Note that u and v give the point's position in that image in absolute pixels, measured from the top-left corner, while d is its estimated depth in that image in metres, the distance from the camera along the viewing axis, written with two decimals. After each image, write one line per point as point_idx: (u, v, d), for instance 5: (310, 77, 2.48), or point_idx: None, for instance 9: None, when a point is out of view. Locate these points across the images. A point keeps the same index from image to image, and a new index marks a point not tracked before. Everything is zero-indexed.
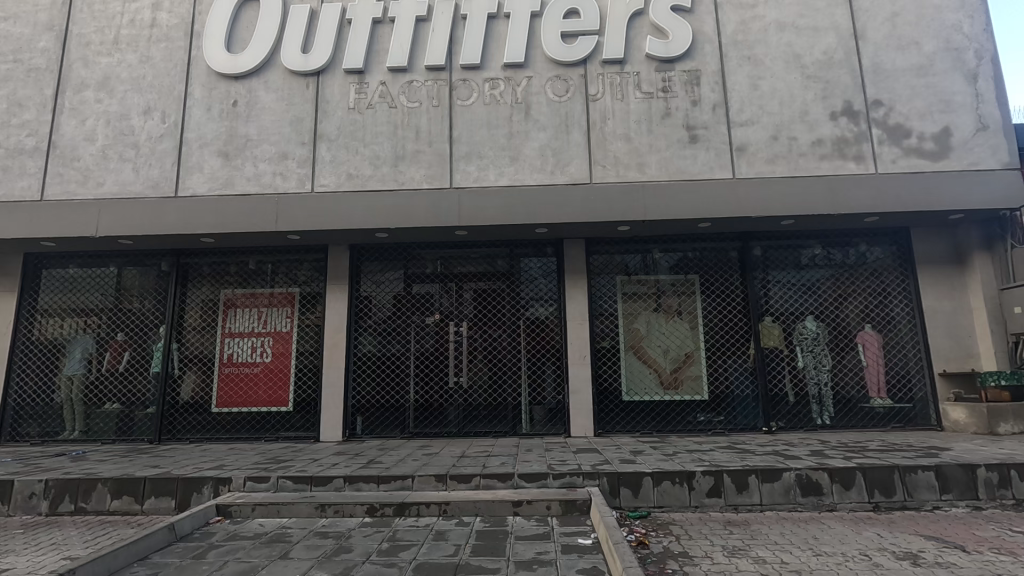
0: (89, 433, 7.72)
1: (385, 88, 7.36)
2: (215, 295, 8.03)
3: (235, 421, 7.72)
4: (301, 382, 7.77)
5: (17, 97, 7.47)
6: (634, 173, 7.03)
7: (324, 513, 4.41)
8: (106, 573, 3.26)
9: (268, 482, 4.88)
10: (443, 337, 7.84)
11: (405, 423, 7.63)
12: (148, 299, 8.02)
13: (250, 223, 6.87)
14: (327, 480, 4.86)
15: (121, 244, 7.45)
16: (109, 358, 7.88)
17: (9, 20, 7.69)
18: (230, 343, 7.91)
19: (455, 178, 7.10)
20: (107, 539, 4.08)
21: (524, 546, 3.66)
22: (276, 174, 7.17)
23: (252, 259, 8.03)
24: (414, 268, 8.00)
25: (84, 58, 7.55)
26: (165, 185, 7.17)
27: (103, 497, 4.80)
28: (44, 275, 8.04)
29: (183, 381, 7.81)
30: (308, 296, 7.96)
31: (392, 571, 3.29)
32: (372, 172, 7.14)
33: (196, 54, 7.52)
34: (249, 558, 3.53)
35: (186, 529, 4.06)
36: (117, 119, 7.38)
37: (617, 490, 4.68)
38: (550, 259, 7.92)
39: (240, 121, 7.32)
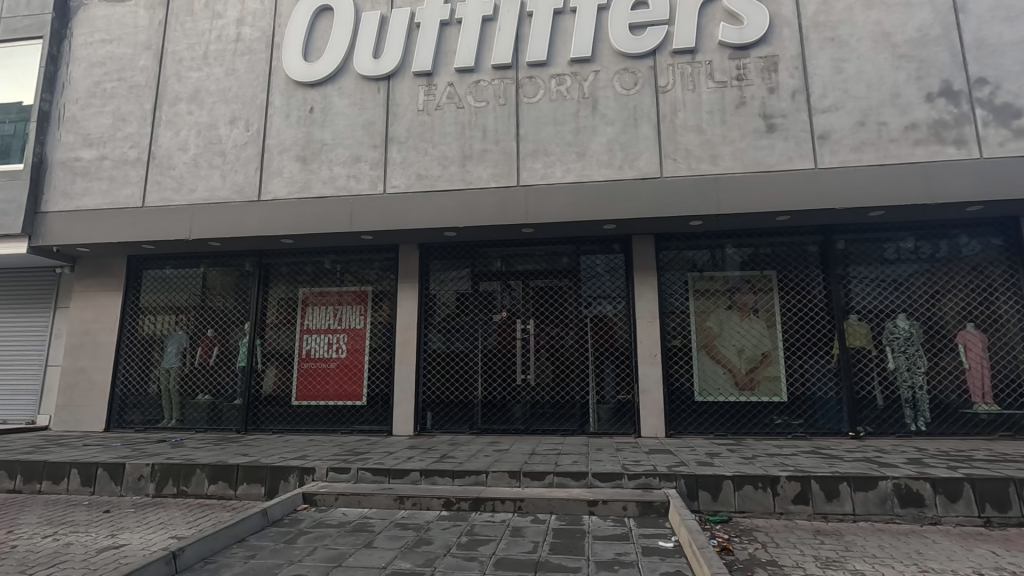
0: (184, 422, 8.33)
1: (453, 89, 7.47)
2: (293, 293, 8.43)
3: (313, 413, 8.08)
4: (373, 377, 8.03)
5: (121, 112, 8.13)
6: (706, 165, 6.77)
7: (402, 505, 4.53)
8: (210, 553, 3.49)
9: (349, 473, 5.07)
10: (510, 334, 7.88)
11: (473, 419, 7.73)
12: (234, 298, 8.54)
13: (327, 224, 7.22)
14: (404, 473, 4.99)
15: (210, 246, 7.96)
16: (201, 353, 8.47)
17: (114, 41, 8.39)
18: (308, 339, 8.29)
19: (522, 176, 7.08)
20: (207, 521, 4.37)
21: (603, 546, 3.61)
22: (350, 177, 7.42)
23: (327, 259, 8.37)
24: (480, 266, 8.07)
25: (178, 73, 8.12)
26: (249, 189, 7.59)
27: (201, 481, 5.14)
28: (144, 276, 8.71)
29: (265, 374, 8.26)
30: (379, 294, 8.21)
31: (474, 564, 3.33)
32: (441, 172, 7.26)
33: (277, 64, 7.93)
34: (337, 545, 3.67)
35: (277, 514, 4.29)
36: (206, 129, 7.89)
37: (695, 493, 4.54)
38: (617, 256, 7.79)
39: (317, 126, 7.64)
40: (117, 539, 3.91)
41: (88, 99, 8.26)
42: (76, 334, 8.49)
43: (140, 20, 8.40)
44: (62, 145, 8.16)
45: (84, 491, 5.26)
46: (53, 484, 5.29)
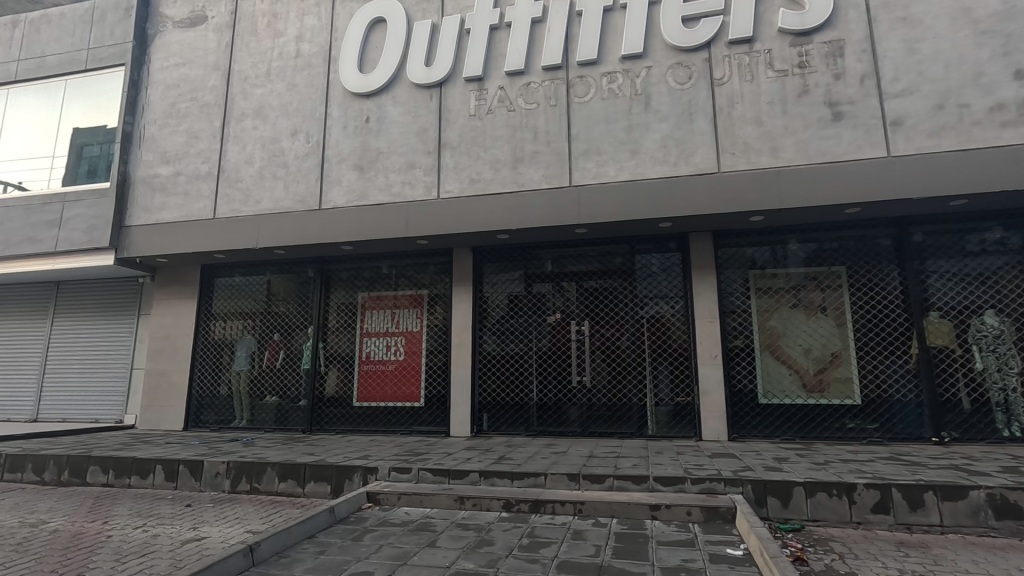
0: (254, 422, 8.75)
1: (504, 92, 7.52)
2: (353, 298, 8.70)
3: (373, 414, 8.31)
4: (429, 379, 8.17)
5: (194, 130, 8.66)
6: (767, 158, 6.50)
7: (462, 506, 4.58)
8: (283, 547, 3.65)
9: (410, 473, 5.17)
10: (564, 336, 7.83)
11: (529, 421, 7.73)
12: (297, 303, 8.90)
13: (383, 230, 7.42)
14: (464, 474, 5.05)
15: (275, 254, 8.35)
16: (268, 356, 8.87)
17: (186, 64, 8.94)
18: (367, 342, 8.54)
19: (574, 176, 7.04)
20: (279, 517, 4.57)
21: (668, 553, 3.51)
22: (405, 183, 7.59)
23: (384, 264, 8.59)
24: (533, 268, 8.07)
25: (244, 90, 8.56)
26: (310, 199, 7.90)
27: (272, 478, 5.39)
28: (216, 283, 9.22)
29: (327, 376, 8.56)
30: (434, 297, 8.36)
31: (536, 566, 3.33)
32: (493, 176, 7.31)
33: (334, 77, 8.22)
34: (401, 544, 3.75)
35: (344, 512, 4.44)
36: (270, 142, 8.27)
37: (764, 500, 4.36)
38: (672, 255, 7.61)
39: (372, 135, 7.87)
40: (199, 532, 4.15)
41: (164, 119, 8.84)
42: (157, 339, 9.10)
43: (209, 43, 8.91)
44: (142, 163, 8.77)
45: (167, 486, 5.61)
46: (141, 479, 5.67)
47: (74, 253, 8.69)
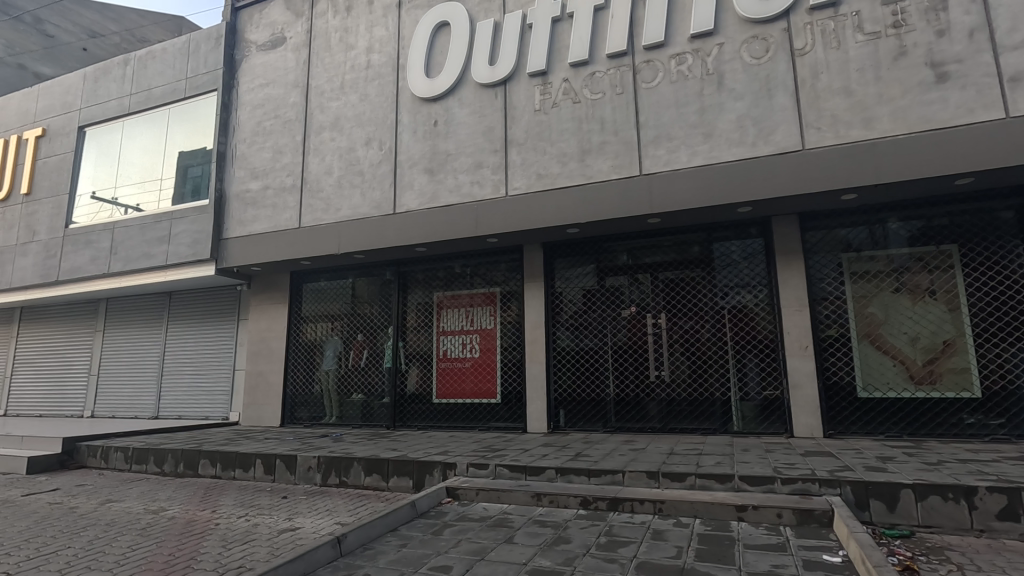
0: (343, 418, 9.23)
1: (569, 84, 7.41)
2: (429, 298, 8.94)
3: (452, 411, 8.50)
4: (505, 376, 8.24)
5: (278, 145, 9.25)
6: (858, 130, 5.97)
7: (540, 502, 4.58)
8: (368, 539, 3.81)
9: (488, 469, 5.24)
10: (641, 330, 7.62)
11: (606, 417, 7.59)
12: (378, 305, 9.28)
13: (455, 230, 7.57)
14: (540, 471, 5.04)
15: (355, 258, 8.74)
16: (353, 356, 9.32)
17: (269, 84, 9.56)
18: (444, 340, 8.75)
19: (645, 165, 6.81)
20: (365, 510, 4.79)
21: (755, 557, 3.32)
22: (473, 183, 7.69)
23: (457, 264, 8.76)
24: (605, 261, 7.91)
25: (321, 104, 9.03)
26: (385, 204, 8.21)
27: (359, 472, 5.65)
28: (304, 289, 9.81)
29: (408, 374, 8.87)
30: (507, 295, 8.41)
31: (614, 566, 3.25)
32: (560, 170, 7.24)
33: (402, 84, 8.46)
34: (479, 539, 3.81)
35: (424, 506, 4.57)
36: (346, 152, 8.67)
37: (866, 503, 4.01)
38: (754, 241, 7.19)
39: (441, 138, 8.04)
40: (294, 522, 4.44)
41: (252, 137, 9.51)
42: (255, 342, 9.83)
43: (289, 63, 9.47)
44: (235, 180, 9.50)
45: (267, 478, 6.05)
46: (243, 471, 6.15)
47: (182, 265, 9.58)
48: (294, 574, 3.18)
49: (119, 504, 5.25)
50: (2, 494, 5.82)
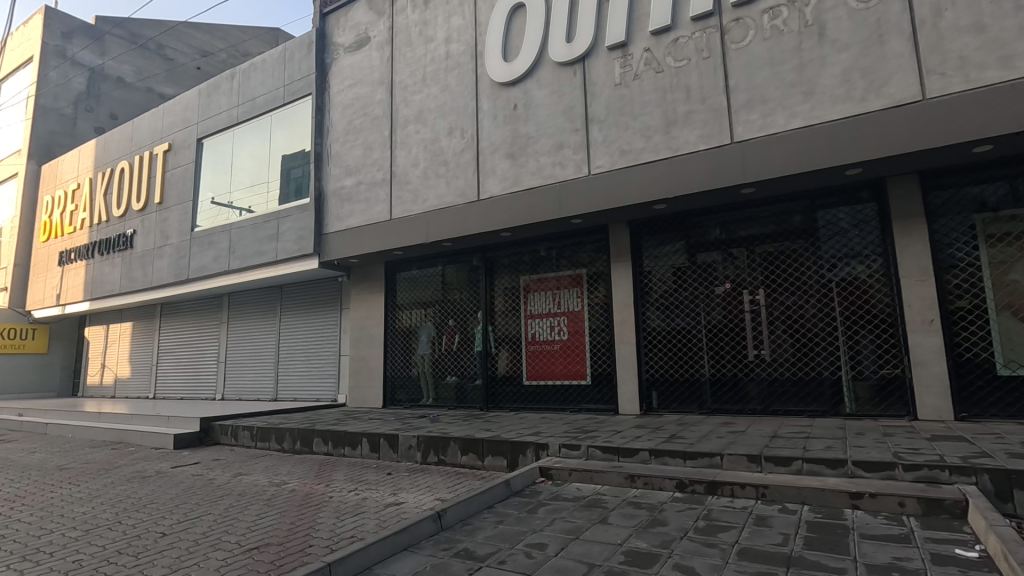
0: (438, 400, 9.62)
1: (650, 53, 7.10)
2: (516, 282, 9.02)
3: (543, 393, 8.58)
4: (595, 357, 8.17)
5: (368, 142, 9.70)
6: (993, 72, 5.21)
7: (634, 484, 4.52)
8: (467, 515, 3.98)
9: (580, 450, 5.25)
10: (737, 307, 7.23)
11: (702, 399, 7.31)
12: (467, 290, 9.52)
13: (539, 213, 7.58)
14: (634, 452, 4.98)
15: (443, 246, 9.02)
16: (446, 340, 9.65)
17: (357, 84, 10.02)
18: (532, 323, 8.82)
19: (737, 131, 6.39)
20: (463, 487, 4.99)
21: (874, 548, 3.06)
22: (555, 165, 7.61)
23: (542, 247, 8.76)
24: (695, 237, 7.56)
25: (405, 99, 9.34)
26: (469, 191, 8.36)
27: (456, 452, 5.89)
28: (398, 277, 10.28)
29: (499, 357, 9.05)
30: (594, 276, 8.29)
31: (714, 551, 3.14)
32: (644, 144, 6.97)
33: (481, 70, 8.53)
34: (574, 518, 3.84)
35: (519, 485, 4.68)
36: (431, 143, 8.91)
37: (1008, 494, 3.57)
38: (866, 206, 6.56)
39: (521, 122, 8.02)
40: (398, 497, 4.72)
41: (345, 136, 10.04)
42: (356, 329, 10.48)
43: (374, 61, 9.86)
44: (332, 177, 10.10)
45: (373, 456, 6.46)
46: (352, 449, 6.62)
47: (289, 260, 10.39)
48: (400, 544, 3.40)
49: (248, 476, 5.86)
50: (156, 466, 6.69)
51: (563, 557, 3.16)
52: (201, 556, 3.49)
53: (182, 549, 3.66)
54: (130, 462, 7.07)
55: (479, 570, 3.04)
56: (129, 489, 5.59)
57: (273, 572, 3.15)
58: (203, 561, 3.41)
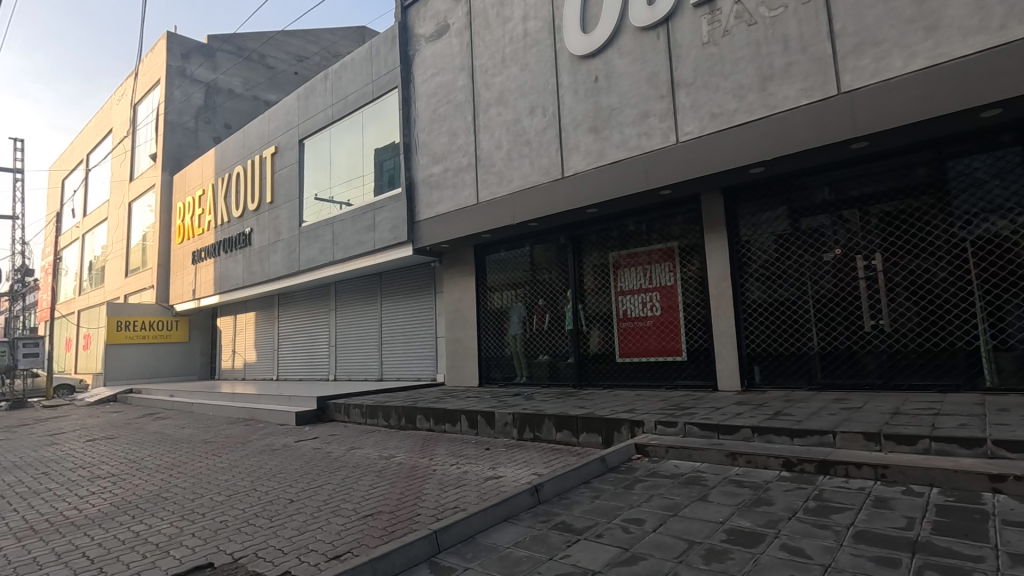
0: (532, 378, 9.77)
1: (741, 6, 6.60)
2: (605, 258, 8.89)
3: (637, 370, 8.44)
4: (690, 333, 7.89)
5: (453, 128, 9.92)
6: None
7: (736, 462, 4.35)
8: (564, 490, 4.05)
9: (676, 427, 5.12)
10: (850, 274, 6.64)
11: (811, 373, 6.84)
12: (555, 269, 9.54)
13: (625, 187, 7.39)
14: (735, 430, 4.78)
15: (530, 227, 9.08)
16: (536, 320, 9.76)
17: (440, 72, 10.24)
18: (623, 300, 8.67)
19: (844, 80, 5.79)
20: (559, 463, 5.07)
21: (1019, 536, 2.74)
22: (640, 135, 7.34)
23: (631, 222, 8.54)
24: (799, 201, 7.02)
25: (486, 82, 9.41)
26: (553, 169, 8.31)
27: (551, 428, 5.99)
28: (488, 260, 10.50)
29: (590, 335, 9.02)
30: (686, 249, 7.97)
31: (826, 533, 2.97)
32: (738, 105, 6.53)
33: (560, 45, 8.37)
34: (672, 495, 3.78)
35: (614, 461, 4.68)
36: (513, 125, 8.94)
37: None
38: (1007, 153, 5.74)
39: (603, 94, 7.80)
40: (497, 471, 4.90)
41: (430, 125, 10.34)
42: (451, 311, 10.89)
43: (454, 48, 10.02)
44: (420, 166, 10.46)
45: (472, 432, 6.74)
46: (452, 425, 6.94)
47: (386, 248, 10.96)
48: (500, 515, 3.54)
49: (361, 450, 6.35)
50: (282, 440, 7.44)
51: (661, 533, 3.13)
52: (324, 520, 3.87)
53: (308, 514, 4.07)
54: (261, 437, 7.92)
55: (577, 542, 3.10)
56: (262, 460, 6.27)
57: (386, 537, 3.42)
58: (326, 525, 3.77)
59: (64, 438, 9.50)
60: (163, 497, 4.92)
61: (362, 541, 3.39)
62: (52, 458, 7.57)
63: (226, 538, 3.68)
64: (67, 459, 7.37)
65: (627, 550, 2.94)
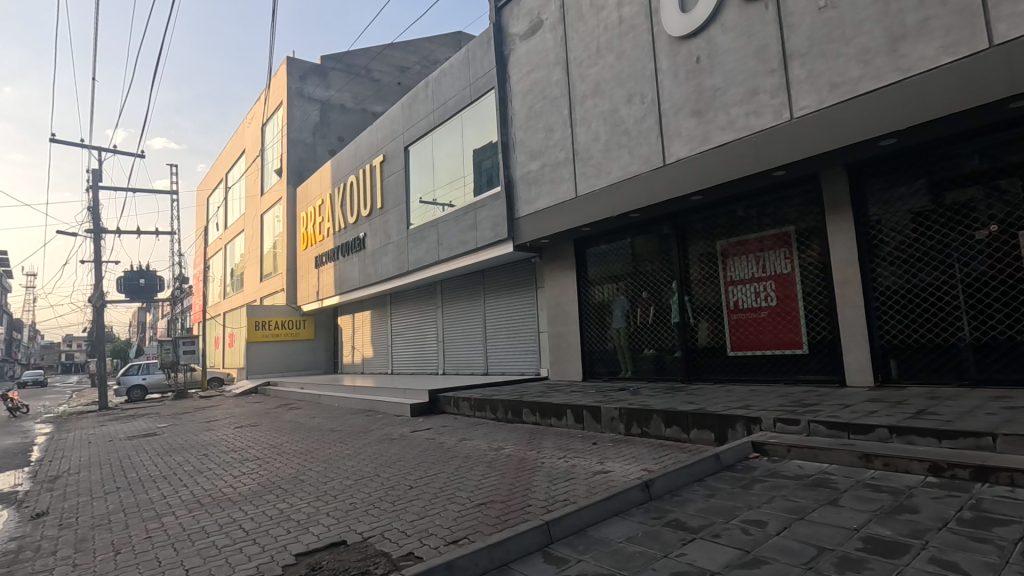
0: (637, 373, 9.56)
1: None
2: (712, 247, 8.46)
3: (751, 364, 7.96)
4: (812, 324, 7.30)
5: (549, 124, 9.95)
6: None
7: (870, 465, 3.98)
8: (676, 487, 3.95)
9: (799, 425, 4.77)
10: (1010, 253, 5.79)
11: (962, 368, 6.05)
12: (658, 261, 9.25)
13: (734, 170, 6.99)
14: (868, 429, 4.36)
15: (630, 218, 8.87)
16: (640, 313, 9.54)
17: (535, 69, 10.30)
18: (734, 290, 8.21)
19: (997, 31, 5.03)
20: (669, 460, 4.93)
21: None
22: (749, 115, 6.89)
23: (740, 207, 8.06)
24: (942, 173, 6.23)
25: (581, 74, 9.32)
26: (653, 157, 8.05)
27: (659, 424, 5.83)
28: (588, 253, 10.42)
29: (698, 328, 8.64)
30: (805, 233, 7.37)
31: (987, 547, 2.62)
32: (862, 72, 5.91)
33: (657, 29, 8.07)
34: (797, 498, 3.54)
35: (729, 459, 4.47)
36: (610, 115, 8.77)
37: None
38: None
39: (705, 74, 7.41)
40: (605, 466, 4.88)
41: (527, 122, 10.44)
42: (552, 307, 10.94)
43: (548, 43, 10.02)
44: (518, 163, 10.61)
45: (577, 426, 6.75)
46: (558, 420, 6.99)
47: (488, 246, 11.26)
48: (611, 510, 3.53)
49: (471, 441, 6.61)
50: (399, 430, 7.94)
51: (786, 537, 2.94)
52: (441, 507, 4.09)
53: (426, 500, 4.32)
54: (380, 427, 8.51)
55: (693, 541, 3.01)
56: (382, 448, 6.75)
57: (499, 525, 3.54)
58: (443, 511, 3.98)
59: (218, 424, 10.88)
60: (300, 480, 5.47)
61: (476, 528, 3.55)
62: (209, 442, 8.68)
63: (355, 519, 4.02)
64: (221, 443, 8.43)
65: (747, 552, 2.80)
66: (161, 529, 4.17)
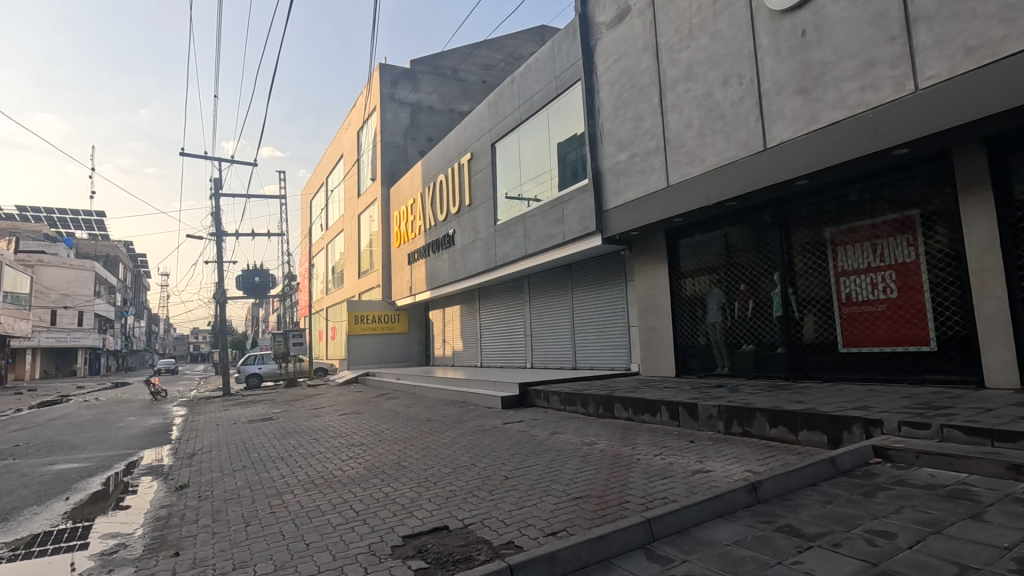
0: (735, 369, 9.11)
1: None
2: (819, 236, 7.85)
3: (867, 361, 7.31)
4: (941, 318, 6.56)
5: (638, 112, 9.68)
6: None
7: (1021, 477, 3.51)
8: (786, 491, 3.72)
9: (930, 429, 4.32)
10: None
11: None
12: (758, 251, 8.73)
13: (847, 150, 6.42)
14: (1017, 437, 3.85)
15: (727, 206, 8.43)
16: (739, 306, 9.07)
17: (622, 57, 10.05)
18: (846, 282, 7.56)
19: None
20: (777, 462, 4.64)
21: None
22: (864, 89, 6.29)
23: (853, 190, 7.39)
24: None
25: (672, 59, 8.97)
26: (752, 141, 7.58)
27: (763, 423, 5.52)
28: (680, 245, 10.04)
29: (804, 322, 8.06)
30: (932, 217, 6.63)
31: None
32: (1007, 31, 5.20)
33: (757, 4, 7.59)
34: (931, 510, 3.20)
35: (846, 465, 4.14)
36: (704, 99, 8.37)
37: None
38: None
39: (813, 49, 6.86)
40: (705, 465, 4.69)
41: (615, 112, 10.23)
42: (642, 300, 10.66)
43: (637, 29, 9.73)
44: (606, 154, 10.42)
45: (672, 423, 6.54)
46: (652, 416, 6.83)
47: (575, 239, 11.19)
48: (715, 511, 3.39)
49: (563, 435, 6.62)
50: (491, 422, 8.12)
51: (920, 551, 2.67)
52: (537, 498, 4.13)
53: (522, 491, 4.39)
54: (473, 418, 8.75)
55: (809, 549, 2.81)
56: (476, 439, 6.93)
57: (597, 520, 3.52)
58: (540, 502, 4.02)
59: (325, 411, 11.72)
60: (401, 466, 5.76)
61: (574, 521, 3.55)
62: (319, 428, 9.38)
63: (455, 506, 4.17)
64: (329, 429, 9.08)
65: (875, 565, 2.58)
66: (283, 505, 4.57)
